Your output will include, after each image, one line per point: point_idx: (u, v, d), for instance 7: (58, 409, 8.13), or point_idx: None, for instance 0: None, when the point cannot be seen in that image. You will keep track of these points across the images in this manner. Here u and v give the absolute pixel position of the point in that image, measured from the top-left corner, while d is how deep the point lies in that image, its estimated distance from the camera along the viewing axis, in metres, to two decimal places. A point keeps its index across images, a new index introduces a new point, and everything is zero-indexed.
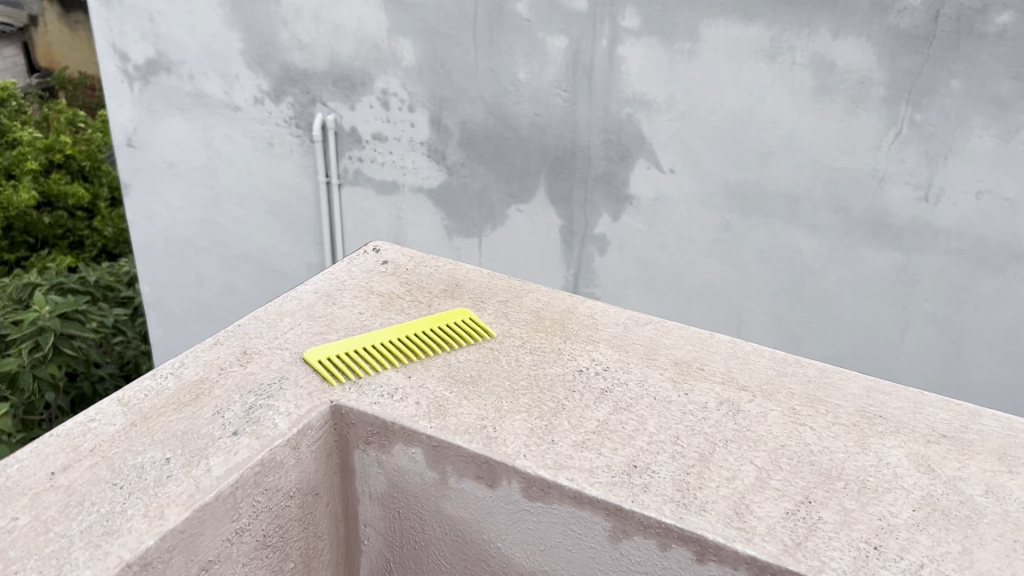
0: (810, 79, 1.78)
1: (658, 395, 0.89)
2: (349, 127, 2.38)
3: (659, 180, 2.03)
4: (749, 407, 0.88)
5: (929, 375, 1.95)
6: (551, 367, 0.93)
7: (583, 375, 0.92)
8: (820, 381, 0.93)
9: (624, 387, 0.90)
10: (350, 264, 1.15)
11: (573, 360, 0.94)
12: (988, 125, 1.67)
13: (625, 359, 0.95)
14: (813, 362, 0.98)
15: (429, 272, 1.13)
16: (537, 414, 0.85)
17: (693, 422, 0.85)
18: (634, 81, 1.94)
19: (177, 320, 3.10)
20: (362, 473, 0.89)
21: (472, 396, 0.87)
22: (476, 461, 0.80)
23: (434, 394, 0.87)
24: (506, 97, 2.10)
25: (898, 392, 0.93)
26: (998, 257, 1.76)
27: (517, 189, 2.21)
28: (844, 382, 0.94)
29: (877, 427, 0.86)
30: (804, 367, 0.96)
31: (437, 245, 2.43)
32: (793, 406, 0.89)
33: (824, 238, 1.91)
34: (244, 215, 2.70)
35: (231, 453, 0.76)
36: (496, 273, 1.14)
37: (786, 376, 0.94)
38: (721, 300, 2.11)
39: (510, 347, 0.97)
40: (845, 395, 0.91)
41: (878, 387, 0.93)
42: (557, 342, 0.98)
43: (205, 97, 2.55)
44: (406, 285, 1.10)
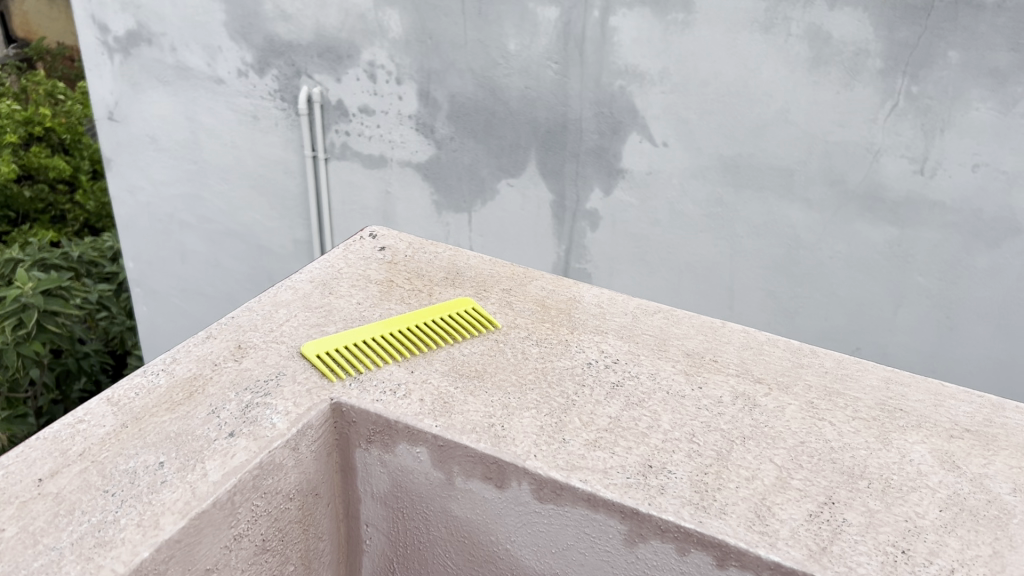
0: (806, 51, 1.75)
1: (672, 389, 0.88)
2: (336, 100, 2.33)
3: (652, 154, 2.00)
4: (766, 400, 0.87)
5: (923, 350, 1.94)
6: (559, 360, 0.92)
7: (592, 368, 0.90)
8: (837, 372, 0.92)
9: (636, 381, 0.88)
10: (346, 250, 1.12)
11: (581, 352, 0.93)
12: (985, 98, 1.65)
13: (636, 351, 0.93)
14: (831, 353, 0.97)
15: (430, 258, 1.11)
16: (546, 411, 0.83)
17: (708, 418, 0.84)
18: (627, 53, 1.91)
19: (162, 297, 3.06)
20: (364, 472, 0.87)
21: (478, 392, 0.85)
22: (484, 461, 0.78)
23: (437, 390, 0.86)
24: (496, 69, 2.06)
25: (917, 384, 0.92)
26: (994, 231, 1.74)
27: (508, 164, 2.18)
28: (862, 373, 0.93)
29: (898, 421, 0.85)
30: (819, 358, 0.95)
31: (426, 220, 2.41)
32: (811, 399, 0.88)
33: (818, 212, 1.89)
34: (229, 190, 2.66)
35: (229, 456, 0.74)
36: (499, 260, 1.12)
37: (802, 367, 0.93)
38: (713, 274, 2.09)
39: (515, 338, 0.95)
40: (864, 387, 0.90)
41: (897, 378, 0.92)
42: (563, 334, 0.96)
43: (187, 70, 2.49)
44: (406, 272, 1.08)
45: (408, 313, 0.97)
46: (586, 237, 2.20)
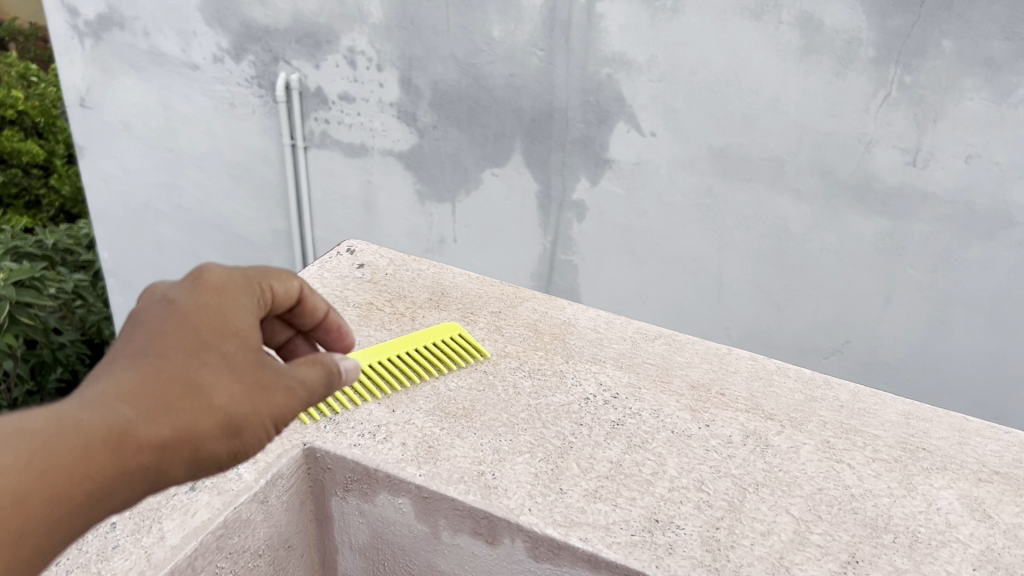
0: (797, 39, 1.71)
1: (677, 428, 0.88)
2: (314, 87, 2.27)
3: (639, 145, 1.96)
4: (778, 441, 0.87)
5: (913, 342, 1.91)
6: (554, 395, 0.92)
7: (590, 405, 0.91)
8: (853, 408, 0.93)
9: (638, 420, 0.89)
10: (324, 268, 1.13)
11: (579, 386, 0.93)
12: (980, 88, 1.61)
13: (636, 385, 0.94)
14: (845, 384, 0.98)
15: (412, 278, 1.12)
16: (540, 456, 0.83)
17: (718, 462, 0.84)
18: (613, 40, 1.86)
19: (139, 287, 3.00)
20: (342, 521, 0.87)
21: (465, 434, 0.85)
22: (474, 516, 0.78)
23: (422, 433, 0.85)
24: (480, 56, 2.01)
25: (940, 419, 0.93)
26: (987, 223, 1.71)
27: (492, 153, 2.13)
28: (880, 408, 0.94)
29: (922, 464, 0.86)
30: (834, 391, 0.96)
31: (408, 210, 2.35)
32: (827, 438, 0.88)
33: (808, 204, 1.86)
34: (205, 179, 2.59)
35: (188, 515, 0.74)
36: (486, 278, 1.13)
37: (815, 402, 0.94)
38: (701, 267, 2.06)
39: (506, 369, 0.96)
40: (884, 424, 0.91)
41: (917, 414, 0.94)
42: (558, 364, 0.97)
43: (161, 55, 2.42)
44: (387, 294, 1.08)
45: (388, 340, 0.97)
46: (573, 227, 2.15)
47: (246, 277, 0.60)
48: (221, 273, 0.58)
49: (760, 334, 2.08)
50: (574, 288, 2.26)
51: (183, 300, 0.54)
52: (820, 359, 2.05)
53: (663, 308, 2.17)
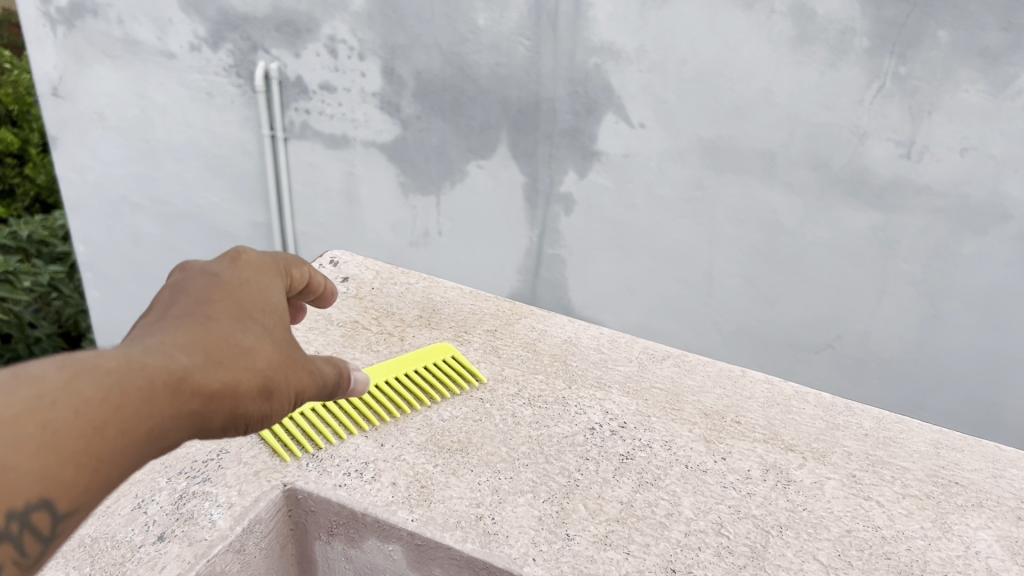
0: (790, 29, 1.67)
1: (692, 462, 0.92)
2: (295, 76, 2.21)
3: (628, 136, 1.92)
4: (800, 475, 0.91)
5: (905, 337, 1.89)
6: (556, 426, 0.96)
7: (596, 435, 0.95)
8: (880, 437, 0.99)
9: (648, 454, 0.92)
10: None
11: (584, 416, 0.98)
12: (975, 79, 1.58)
13: (645, 413, 0.99)
14: (868, 411, 1.04)
15: (400, 291, 1.21)
16: (545, 497, 0.85)
17: (738, 501, 0.87)
18: (602, 29, 1.82)
19: (116, 280, 2.93)
20: (326, 562, 0.88)
21: (461, 473, 0.87)
22: (471, 563, 0.78)
23: (413, 472, 0.87)
24: (465, 45, 1.96)
25: (971, 449, 0.99)
26: (981, 217, 1.69)
27: (478, 145, 2.09)
28: (908, 437, 1.00)
29: (955, 500, 0.90)
30: (857, 418, 1.02)
31: (391, 202, 2.30)
32: (853, 473, 0.93)
33: (799, 196, 1.83)
34: (183, 170, 2.53)
35: (158, 570, 0.74)
36: (476, 293, 1.22)
37: (837, 430, 1.00)
38: (691, 261, 2.03)
39: (502, 396, 1.00)
40: (912, 456, 0.96)
41: (946, 443, 0.99)
42: (562, 390, 1.02)
43: (136, 43, 2.36)
44: (375, 310, 1.16)
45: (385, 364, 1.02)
46: (561, 219, 2.11)
47: (272, 264, 0.72)
48: (254, 259, 0.70)
49: (750, 328, 2.06)
50: (562, 282, 2.23)
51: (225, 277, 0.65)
52: (812, 354, 2.02)
53: (652, 303, 2.14)
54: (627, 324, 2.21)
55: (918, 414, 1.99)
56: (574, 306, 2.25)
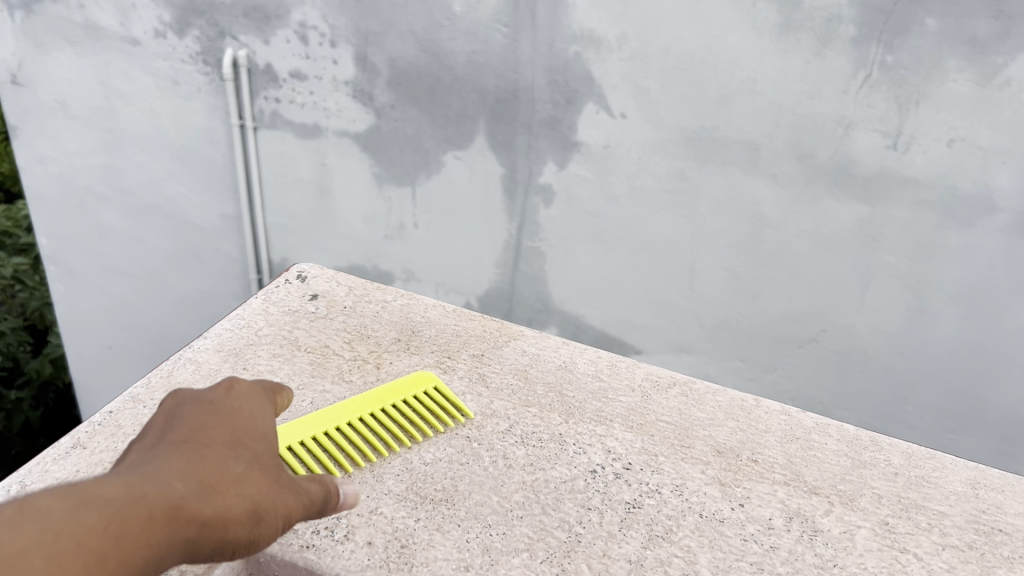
0: (775, 16, 1.62)
1: (706, 509, 0.89)
2: (264, 64, 2.14)
3: (609, 126, 1.87)
4: (826, 522, 0.89)
5: (890, 331, 1.87)
6: (554, 469, 0.93)
7: (598, 479, 0.92)
8: (912, 477, 0.98)
9: (658, 501, 0.90)
10: (283, 300, 1.21)
11: (585, 458, 0.95)
12: (964, 69, 1.55)
13: (653, 454, 0.97)
14: (896, 446, 1.04)
15: (376, 312, 1.20)
16: (541, 557, 0.81)
17: (762, 552, 0.84)
18: (582, 16, 1.76)
19: (80, 274, 2.84)
20: None
21: (446, 529, 0.83)
22: None
23: (393, 531, 0.82)
24: (440, 32, 1.90)
25: (1009, 490, 0.99)
26: (968, 209, 1.66)
27: (454, 135, 2.03)
28: (943, 477, 0.99)
29: (999, 548, 0.88)
30: (886, 456, 1.02)
31: (365, 194, 2.24)
32: (885, 518, 0.91)
33: (784, 188, 1.79)
34: (149, 160, 2.44)
35: None
36: (460, 315, 1.22)
37: (864, 468, 0.98)
38: (673, 254, 1.98)
39: (490, 435, 0.97)
40: (947, 498, 0.95)
41: (981, 483, 0.99)
42: (558, 427, 0.99)
43: (98, 29, 2.27)
44: (348, 334, 1.14)
45: (369, 394, 1.00)
46: (541, 210, 2.06)
47: (264, 388, 0.68)
48: (247, 385, 0.66)
49: (733, 322, 2.02)
50: (541, 276, 2.18)
51: (219, 403, 0.61)
52: (796, 348, 1.99)
53: (634, 297, 2.10)
54: (608, 319, 2.16)
55: (903, 409, 1.96)
56: (554, 300, 2.20)
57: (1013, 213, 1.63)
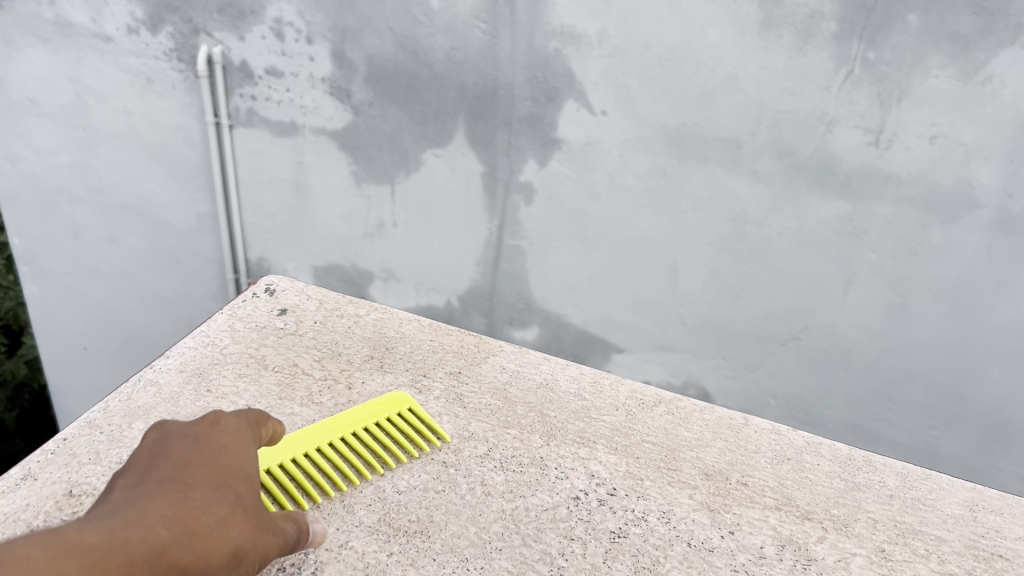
0: (756, 13, 1.61)
1: (695, 538, 0.86)
2: (239, 61, 2.11)
3: (590, 124, 1.85)
4: (822, 550, 0.87)
5: (873, 329, 1.86)
6: (536, 496, 0.90)
7: (582, 506, 0.89)
8: (908, 500, 0.97)
9: (645, 529, 0.87)
10: (252, 314, 1.19)
11: (567, 484, 0.92)
12: (945, 65, 1.54)
13: (639, 479, 0.94)
14: (890, 467, 1.03)
15: (348, 328, 1.18)
16: None
17: None
18: (562, 12, 1.74)
19: (54, 275, 2.79)
20: None
21: (423, 562, 0.79)
22: None
23: (364, 564, 0.78)
24: (418, 28, 1.87)
25: (1007, 511, 0.98)
26: (950, 206, 1.66)
27: (433, 132, 2.00)
28: (940, 499, 0.98)
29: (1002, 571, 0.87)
30: (879, 477, 1.00)
31: (343, 193, 2.21)
32: (883, 544, 0.89)
33: (766, 186, 1.78)
34: (123, 159, 2.40)
35: None
36: (438, 330, 1.20)
37: (859, 490, 0.97)
38: (655, 252, 1.97)
39: (469, 460, 0.94)
40: (945, 522, 0.94)
41: (978, 504, 0.98)
42: (539, 451, 0.97)
43: (69, 25, 2.22)
44: (319, 351, 1.12)
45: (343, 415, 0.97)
46: (521, 208, 2.04)
47: (248, 422, 0.73)
48: (233, 420, 0.71)
49: (716, 320, 2.01)
50: (522, 274, 2.16)
51: (205, 442, 0.66)
52: (778, 346, 1.98)
53: (616, 296, 2.08)
54: (590, 317, 2.15)
55: (887, 406, 1.95)
56: (535, 299, 2.18)
57: (995, 209, 1.63)
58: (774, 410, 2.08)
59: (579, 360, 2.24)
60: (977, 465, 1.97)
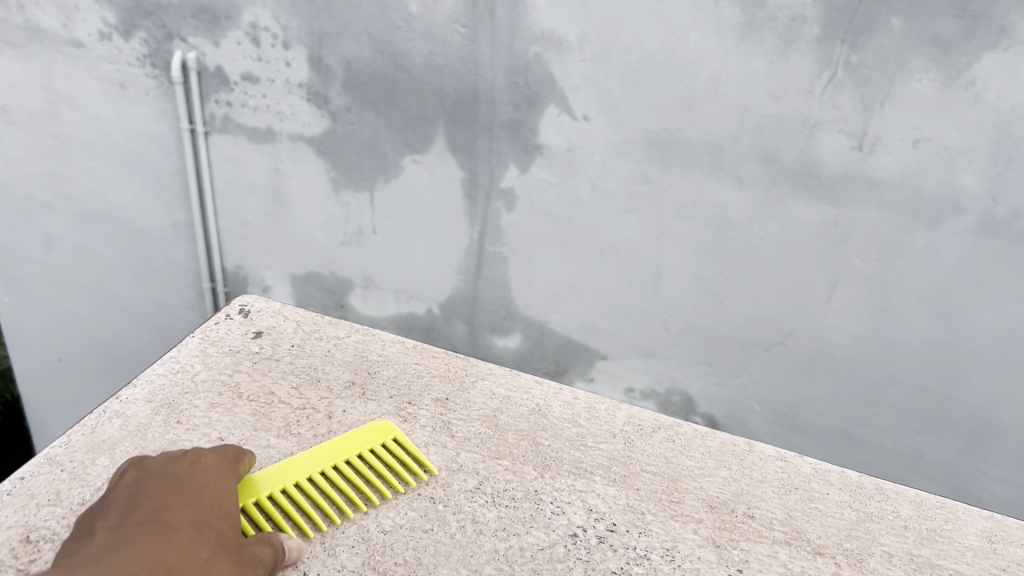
0: (738, 17, 1.60)
1: (684, 564, 1.16)
2: (215, 67, 2.07)
3: (571, 129, 1.84)
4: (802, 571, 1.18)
5: (857, 334, 1.85)
6: (535, 532, 1.18)
7: (579, 536, 1.18)
8: (904, 527, 1.30)
9: (649, 558, 1.16)
10: (233, 330, 1.57)
11: (569, 521, 1.21)
12: (928, 69, 1.53)
13: (642, 514, 1.24)
14: (905, 497, 1.38)
15: (319, 349, 1.56)
16: None
17: None
18: (542, 17, 1.73)
19: (25, 285, 2.72)
20: None
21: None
22: None
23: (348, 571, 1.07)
24: (397, 33, 1.85)
25: (979, 528, 1.34)
26: (933, 210, 1.66)
27: (413, 138, 1.98)
28: (958, 532, 1.32)
29: None
30: (879, 507, 1.35)
31: (321, 200, 2.18)
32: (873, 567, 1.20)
33: (748, 191, 1.77)
34: (96, 167, 2.35)
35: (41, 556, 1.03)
36: (436, 356, 1.59)
37: (867, 521, 1.30)
38: (638, 257, 1.95)
39: (462, 497, 1.23)
40: (927, 548, 1.26)
41: (995, 534, 1.33)
42: (540, 488, 1.27)
43: (39, 31, 2.17)
44: (291, 376, 1.46)
45: (331, 448, 1.24)
46: (503, 213, 2.02)
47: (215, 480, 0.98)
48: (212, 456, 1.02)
49: (699, 326, 1.99)
50: (504, 281, 2.13)
51: (192, 473, 0.97)
52: (762, 352, 1.97)
53: (599, 302, 2.06)
54: (572, 324, 2.13)
55: (872, 411, 1.94)
56: (517, 306, 2.16)
57: (978, 213, 1.63)
58: (758, 417, 2.06)
59: (562, 367, 2.22)
60: (962, 471, 1.95)
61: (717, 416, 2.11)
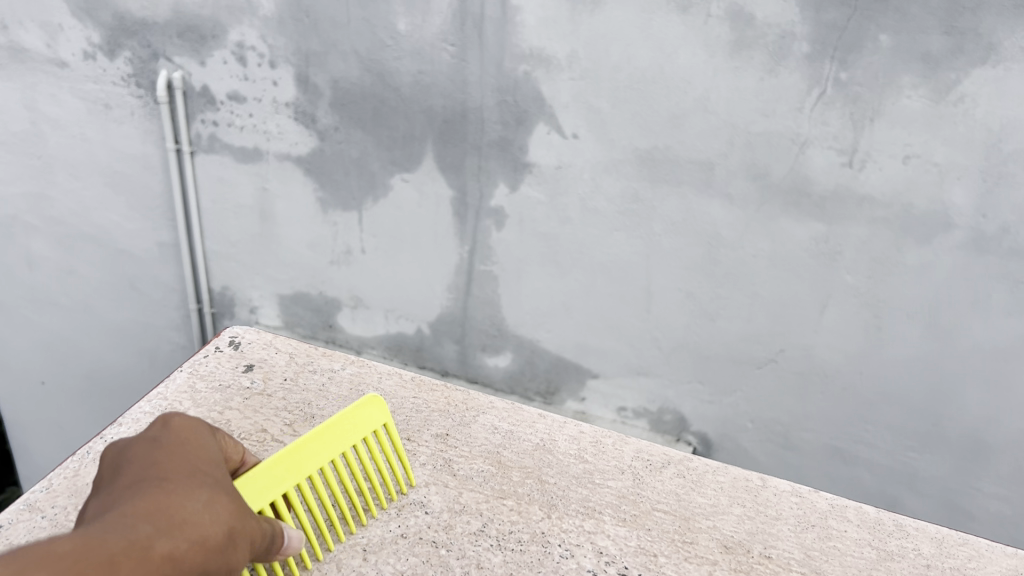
0: (727, 34, 1.60)
1: None
2: (200, 86, 2.05)
3: (560, 147, 1.83)
4: None
5: (850, 351, 1.84)
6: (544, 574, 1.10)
7: None
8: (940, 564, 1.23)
9: None
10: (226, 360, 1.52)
11: (580, 564, 1.12)
12: (917, 85, 1.54)
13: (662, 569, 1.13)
14: (924, 532, 1.29)
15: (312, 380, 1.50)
16: None
17: None
18: (530, 35, 1.72)
19: (8, 308, 2.68)
20: None
21: None
22: None
23: None
24: (384, 52, 1.84)
25: None
26: (924, 226, 1.66)
27: (401, 157, 1.97)
28: None
29: None
30: (906, 548, 1.24)
31: (309, 219, 2.16)
32: None
33: (739, 208, 1.76)
34: (80, 188, 2.33)
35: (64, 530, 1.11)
36: (425, 387, 1.48)
37: (890, 560, 1.21)
38: (628, 276, 1.94)
39: (467, 543, 1.14)
40: None
41: None
42: (548, 533, 1.17)
43: (23, 51, 2.15)
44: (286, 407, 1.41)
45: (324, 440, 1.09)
46: (492, 232, 2.00)
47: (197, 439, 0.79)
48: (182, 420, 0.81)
49: (691, 344, 1.98)
50: (493, 300, 2.11)
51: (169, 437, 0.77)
52: (754, 370, 1.95)
53: (590, 320, 2.05)
54: (563, 343, 2.11)
55: (863, 428, 1.93)
56: (507, 326, 2.14)
57: (968, 229, 1.63)
58: (750, 435, 2.05)
59: (553, 387, 2.20)
60: (955, 489, 1.93)
61: (710, 435, 2.10)
